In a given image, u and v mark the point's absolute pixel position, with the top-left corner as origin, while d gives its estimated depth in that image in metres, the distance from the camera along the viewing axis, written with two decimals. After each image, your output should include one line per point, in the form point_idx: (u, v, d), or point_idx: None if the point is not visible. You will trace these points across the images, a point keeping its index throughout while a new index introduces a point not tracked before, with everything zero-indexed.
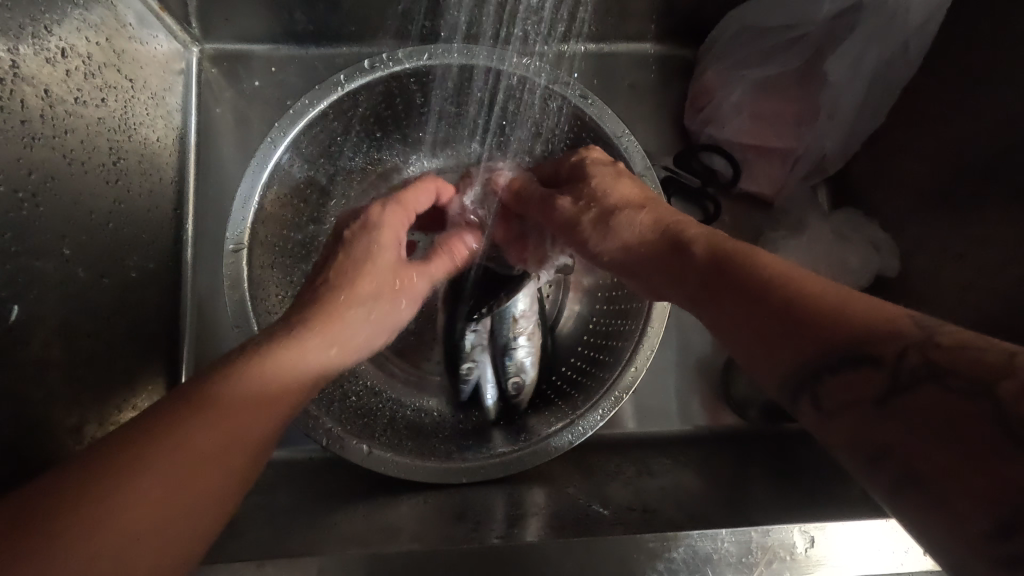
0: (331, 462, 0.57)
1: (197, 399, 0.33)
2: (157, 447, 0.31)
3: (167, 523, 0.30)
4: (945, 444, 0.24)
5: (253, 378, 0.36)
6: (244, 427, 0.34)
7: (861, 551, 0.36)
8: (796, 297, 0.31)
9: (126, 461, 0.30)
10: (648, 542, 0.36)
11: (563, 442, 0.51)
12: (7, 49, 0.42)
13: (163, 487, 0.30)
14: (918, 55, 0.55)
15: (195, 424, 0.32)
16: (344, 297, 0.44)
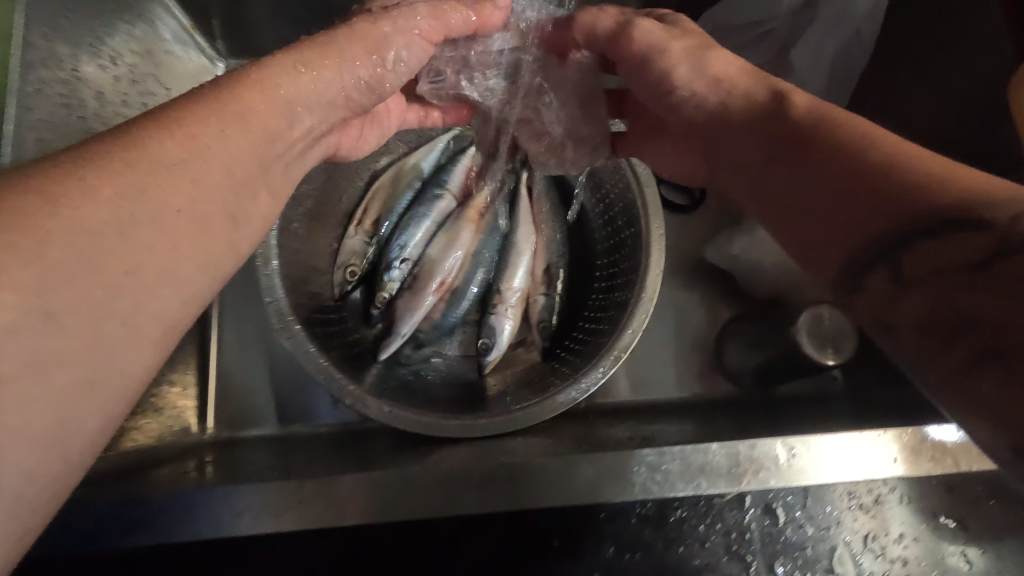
0: (355, 433, 0.62)
1: (98, 165, 0.30)
2: (18, 244, 0.27)
3: (123, 292, 0.30)
4: (892, 263, 0.31)
5: (154, 162, 0.32)
6: (173, 227, 0.32)
7: (838, 460, 0.40)
8: (824, 137, 0.35)
9: (58, 200, 0.28)
10: (647, 455, 0.41)
11: (568, 398, 0.55)
12: (70, 57, 0.49)
13: (69, 290, 0.28)
14: (871, 43, 0.61)
15: (32, 197, 0.28)
16: (301, 71, 0.40)
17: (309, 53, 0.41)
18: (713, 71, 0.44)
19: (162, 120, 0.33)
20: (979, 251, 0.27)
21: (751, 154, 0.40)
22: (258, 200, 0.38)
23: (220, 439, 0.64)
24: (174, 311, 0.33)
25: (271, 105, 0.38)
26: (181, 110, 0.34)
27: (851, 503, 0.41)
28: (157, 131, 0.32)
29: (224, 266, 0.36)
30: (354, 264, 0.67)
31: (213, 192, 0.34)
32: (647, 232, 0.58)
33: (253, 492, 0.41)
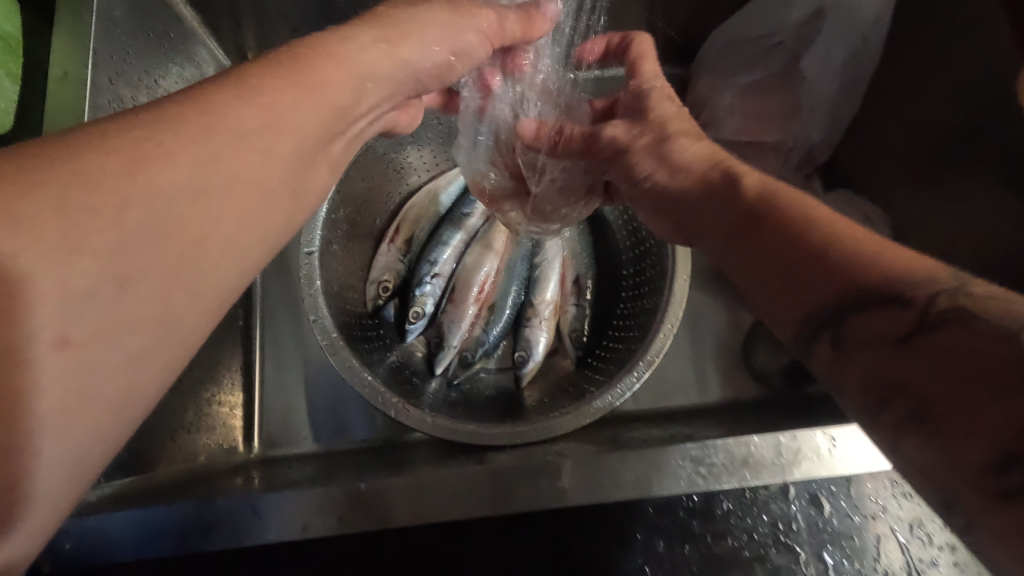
0: (396, 446, 0.64)
1: (175, 117, 0.30)
2: (97, 203, 0.26)
3: (194, 261, 0.30)
4: (837, 325, 0.31)
5: (224, 108, 0.31)
6: (243, 180, 0.32)
7: (875, 445, 0.42)
8: (772, 211, 0.36)
9: (144, 158, 0.28)
10: (690, 450, 0.42)
11: (606, 403, 0.57)
12: (131, 97, 0.53)
13: (132, 263, 0.27)
14: (878, 49, 0.63)
15: (106, 152, 0.27)
16: (382, 46, 0.40)
17: (391, 28, 0.41)
18: (696, 153, 0.46)
19: (234, 85, 0.33)
20: (904, 325, 0.29)
21: (715, 225, 0.41)
22: (318, 171, 0.38)
23: (266, 457, 0.66)
24: (231, 276, 0.32)
25: (342, 69, 0.37)
26: (251, 66, 0.34)
27: (895, 491, 0.45)
28: (231, 85, 0.32)
29: (273, 236, 0.35)
30: (386, 279, 0.69)
31: (281, 165, 0.34)
32: (671, 238, 0.60)
33: (306, 498, 0.43)
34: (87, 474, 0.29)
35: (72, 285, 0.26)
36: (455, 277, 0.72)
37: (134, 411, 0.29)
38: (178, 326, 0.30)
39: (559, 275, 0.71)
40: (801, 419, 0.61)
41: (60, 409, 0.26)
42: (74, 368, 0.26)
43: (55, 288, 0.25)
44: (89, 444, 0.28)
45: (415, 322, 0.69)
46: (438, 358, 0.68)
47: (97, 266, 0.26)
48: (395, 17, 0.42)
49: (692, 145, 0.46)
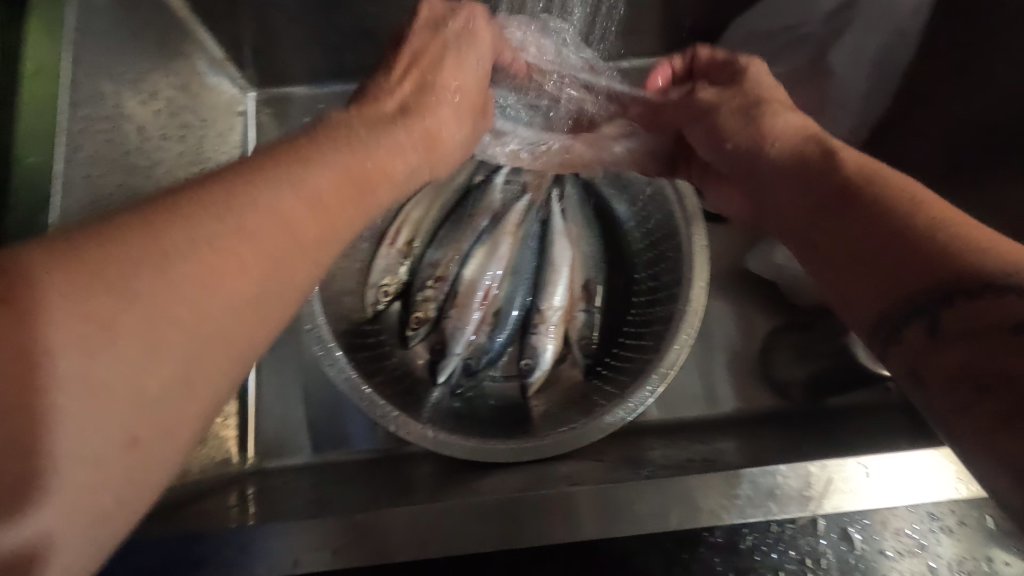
0: (398, 461, 0.62)
1: (175, 207, 0.27)
2: (118, 255, 0.25)
3: (203, 361, 0.27)
4: (931, 314, 0.29)
5: (242, 204, 0.29)
6: (233, 264, 0.27)
7: (910, 480, 0.41)
8: (874, 188, 0.35)
9: (149, 257, 0.25)
10: (712, 479, 0.42)
11: (617, 418, 0.54)
12: (114, 93, 0.50)
13: (171, 289, 0.25)
14: (912, 42, 0.59)
15: (123, 245, 0.25)
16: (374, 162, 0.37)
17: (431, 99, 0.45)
18: (796, 124, 0.44)
19: (286, 159, 0.32)
20: (1013, 313, 0.27)
21: (794, 203, 0.39)
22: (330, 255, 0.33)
23: (261, 469, 0.64)
24: (237, 373, 0.29)
25: (376, 161, 0.37)
26: (285, 155, 0.33)
27: (933, 525, 0.43)
28: (269, 171, 0.31)
29: (283, 310, 0.30)
30: (387, 284, 0.67)
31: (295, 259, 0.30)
32: (689, 243, 0.57)
33: (306, 527, 0.42)
34: (119, 497, 0.25)
35: (116, 289, 0.24)
36: (458, 282, 0.69)
37: (170, 436, 0.26)
38: (223, 346, 0.27)
39: (568, 279, 0.68)
40: (822, 434, 0.58)
41: (91, 416, 0.24)
42: (107, 375, 0.24)
43: (76, 289, 0.24)
44: (122, 461, 0.25)
45: (416, 328, 0.68)
46: (441, 366, 0.65)
47: (125, 291, 0.24)
48: (436, 110, 0.45)
49: (789, 115, 0.44)
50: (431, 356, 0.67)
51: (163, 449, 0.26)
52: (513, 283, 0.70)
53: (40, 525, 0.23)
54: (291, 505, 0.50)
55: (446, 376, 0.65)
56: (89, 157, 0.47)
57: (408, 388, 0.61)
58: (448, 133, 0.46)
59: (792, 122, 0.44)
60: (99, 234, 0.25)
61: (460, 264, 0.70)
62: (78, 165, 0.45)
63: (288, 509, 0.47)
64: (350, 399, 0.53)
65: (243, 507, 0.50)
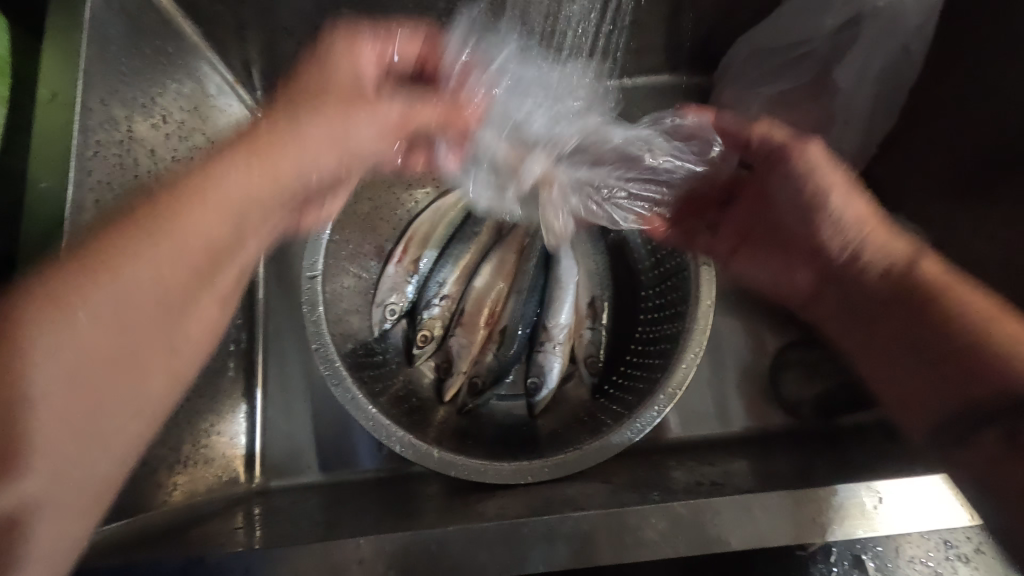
0: (403, 478, 0.62)
1: (99, 264, 0.34)
2: (78, 282, 0.33)
3: (116, 402, 0.35)
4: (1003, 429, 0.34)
5: (121, 275, 0.35)
6: (127, 320, 0.35)
7: (921, 505, 0.40)
8: (942, 297, 0.39)
9: (66, 323, 0.33)
10: (720, 506, 0.41)
11: (624, 439, 0.53)
12: (125, 118, 0.51)
13: (76, 346, 0.33)
14: (918, 60, 0.58)
15: (29, 305, 0.32)
16: (249, 162, 0.40)
17: (264, 146, 0.40)
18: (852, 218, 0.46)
19: (165, 207, 0.37)
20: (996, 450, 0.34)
21: (894, 315, 0.42)
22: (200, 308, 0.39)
23: (266, 488, 0.64)
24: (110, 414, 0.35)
25: (204, 211, 0.37)
26: (150, 211, 0.36)
27: (949, 552, 0.43)
28: (138, 238, 0.35)
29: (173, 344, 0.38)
30: (394, 302, 0.67)
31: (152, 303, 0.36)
32: (695, 263, 0.56)
33: (307, 552, 0.42)
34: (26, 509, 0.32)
35: (24, 343, 0.32)
36: (463, 302, 0.69)
37: (110, 447, 0.35)
38: (124, 379, 0.35)
39: (574, 298, 0.68)
40: (833, 455, 0.58)
41: (54, 427, 0.33)
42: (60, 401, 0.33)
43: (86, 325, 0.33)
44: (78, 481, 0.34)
45: (423, 345, 0.67)
46: (447, 385, 0.65)
47: (50, 346, 0.32)
48: (273, 144, 0.41)
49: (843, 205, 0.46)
50: (437, 375, 0.68)
51: (132, 437, 0.36)
52: (518, 300, 0.70)
53: (29, 497, 0.32)
54: (295, 527, 0.50)
55: (453, 394, 0.65)
56: (100, 181, 0.47)
57: (415, 408, 0.61)
58: (290, 127, 0.41)
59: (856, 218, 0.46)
60: (87, 263, 0.34)
61: (465, 283, 0.70)
62: (89, 190, 0.46)
63: (294, 531, 0.47)
64: (356, 420, 0.53)
65: (249, 528, 0.50)
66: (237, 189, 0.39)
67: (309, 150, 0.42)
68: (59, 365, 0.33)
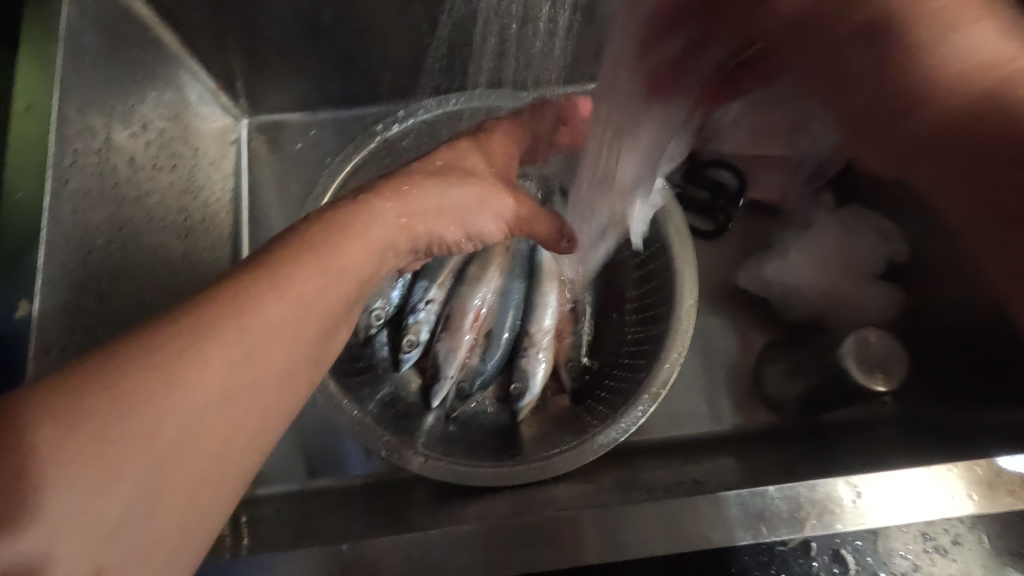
0: (391, 483, 0.62)
1: (217, 320, 0.31)
2: (183, 349, 0.30)
3: (246, 432, 0.32)
4: None
5: (270, 301, 0.33)
6: (261, 365, 0.32)
7: (900, 498, 0.41)
8: None
9: (193, 345, 0.30)
10: (701, 503, 0.42)
11: (609, 439, 0.53)
12: (103, 127, 0.51)
13: (227, 370, 0.31)
14: None
15: (206, 328, 0.31)
16: (400, 218, 0.42)
17: (411, 194, 0.43)
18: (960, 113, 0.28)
19: (302, 249, 0.36)
20: None
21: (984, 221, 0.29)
22: (337, 335, 0.38)
23: (253, 497, 0.63)
24: (212, 438, 0.30)
25: (311, 284, 0.35)
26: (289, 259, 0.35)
27: (926, 545, 0.44)
28: (282, 267, 0.35)
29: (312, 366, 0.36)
30: (379, 308, 0.67)
31: (280, 356, 0.33)
32: (676, 263, 0.57)
33: (291, 560, 0.42)
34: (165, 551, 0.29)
35: (177, 389, 0.29)
36: (449, 306, 0.69)
37: (234, 462, 0.32)
38: (268, 405, 0.33)
39: (558, 301, 0.68)
40: (817, 451, 0.58)
41: (168, 474, 0.29)
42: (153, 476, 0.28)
43: (183, 354, 0.30)
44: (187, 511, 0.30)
45: (409, 351, 0.67)
46: (434, 390, 0.65)
47: (183, 384, 0.29)
48: (419, 198, 0.43)
49: (963, 96, 0.28)
50: (423, 380, 0.68)
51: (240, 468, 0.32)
52: (504, 304, 0.70)
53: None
54: (281, 534, 0.49)
55: (440, 399, 0.65)
56: (77, 191, 0.47)
57: (402, 413, 0.61)
58: (431, 192, 0.43)
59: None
60: (231, 312, 0.32)
61: (450, 287, 0.70)
62: (66, 199, 0.46)
63: (276, 539, 0.47)
64: (341, 426, 0.53)
65: (233, 536, 0.50)
66: (383, 237, 0.40)
67: (372, 224, 0.40)
68: (230, 394, 0.31)
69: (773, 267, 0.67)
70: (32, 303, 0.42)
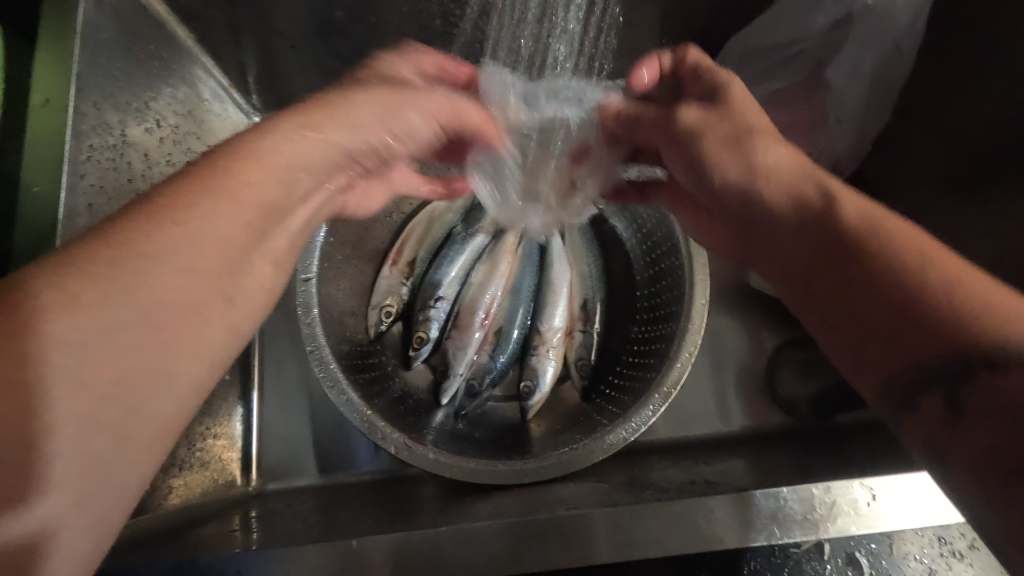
0: (400, 480, 0.62)
1: (145, 236, 0.30)
2: (107, 259, 0.28)
3: (183, 350, 0.30)
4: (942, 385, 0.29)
5: (194, 217, 0.31)
6: (191, 275, 0.31)
7: (917, 502, 0.40)
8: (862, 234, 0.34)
9: (114, 254, 0.29)
10: (713, 504, 0.41)
11: (619, 439, 0.53)
12: (119, 124, 0.51)
13: (155, 289, 0.29)
14: (909, 58, 0.57)
15: (113, 240, 0.29)
16: (305, 132, 0.37)
17: (319, 115, 0.39)
18: (778, 162, 0.40)
19: (214, 166, 0.34)
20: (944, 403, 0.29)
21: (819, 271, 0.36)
22: (256, 268, 0.35)
23: (262, 491, 0.64)
24: (142, 352, 0.29)
25: (240, 197, 0.33)
26: (209, 178, 0.33)
27: (943, 549, 0.43)
28: (202, 188, 0.32)
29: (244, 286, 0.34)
30: (390, 305, 0.67)
31: (209, 269, 0.32)
32: (689, 262, 0.56)
33: (302, 554, 0.42)
34: (118, 473, 0.29)
35: (90, 303, 0.27)
36: (459, 303, 0.69)
37: (176, 383, 0.30)
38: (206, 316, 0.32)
39: (568, 300, 0.68)
40: (830, 453, 0.58)
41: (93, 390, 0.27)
42: (94, 390, 0.27)
43: (97, 267, 0.28)
44: (135, 429, 0.29)
45: (419, 348, 0.67)
46: (444, 388, 0.65)
47: (116, 296, 0.28)
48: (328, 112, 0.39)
49: (773, 149, 0.41)
50: (433, 378, 0.68)
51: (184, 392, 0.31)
52: (514, 302, 0.70)
53: (44, 515, 0.26)
54: (291, 528, 0.49)
55: (450, 397, 0.65)
56: (93, 185, 0.48)
57: (411, 410, 0.61)
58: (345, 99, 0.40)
59: (785, 156, 0.41)
60: (155, 216, 0.30)
61: (461, 285, 0.70)
62: (82, 193, 0.46)
63: (288, 533, 0.47)
64: (351, 421, 0.53)
65: (245, 530, 0.50)
66: (294, 155, 0.37)
67: (298, 147, 0.37)
68: (160, 305, 0.29)
69: None
70: None
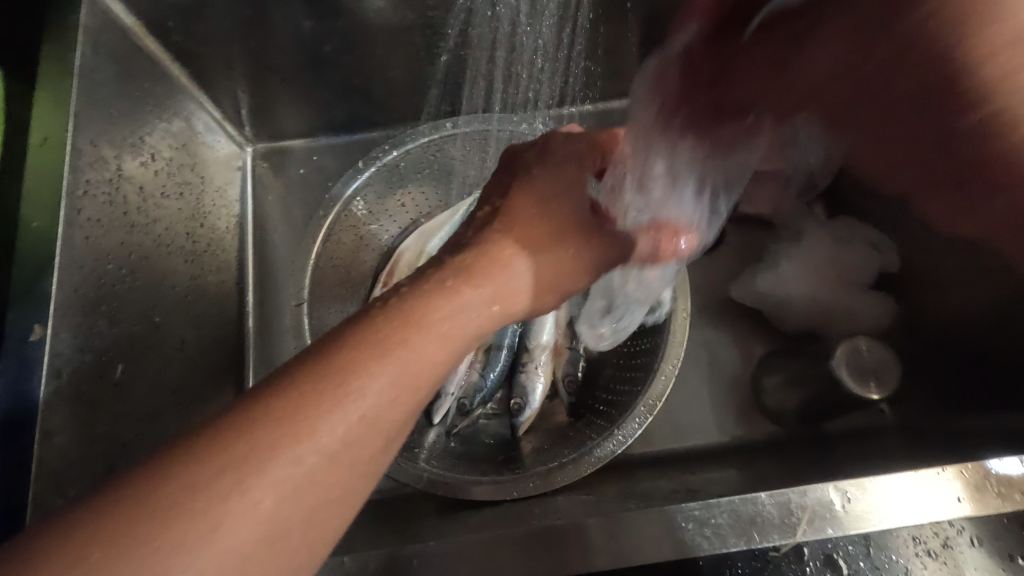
0: (395, 499, 0.63)
1: (296, 412, 0.31)
2: (286, 424, 0.31)
3: (307, 536, 0.31)
4: None
5: (356, 392, 0.32)
6: (325, 485, 0.31)
7: (889, 499, 0.42)
8: None
9: (281, 428, 0.30)
10: (695, 509, 0.43)
11: (607, 451, 0.54)
12: (115, 159, 0.53)
13: (294, 485, 0.30)
14: None
15: (292, 396, 0.31)
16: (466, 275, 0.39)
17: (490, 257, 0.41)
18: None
19: (363, 341, 0.34)
20: None
21: None
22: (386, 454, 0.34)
23: None
24: (263, 537, 0.29)
25: (379, 383, 0.33)
26: (370, 362, 0.33)
27: (918, 549, 0.45)
28: (347, 373, 0.33)
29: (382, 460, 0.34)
30: None
31: (344, 467, 0.32)
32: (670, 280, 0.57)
33: None
34: None
35: (227, 495, 0.28)
36: None
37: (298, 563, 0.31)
38: (335, 506, 0.32)
39: (554, 319, 0.69)
40: (817, 459, 0.59)
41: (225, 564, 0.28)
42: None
43: (288, 433, 0.30)
44: None
45: None
46: (434, 408, 0.66)
47: (251, 488, 0.29)
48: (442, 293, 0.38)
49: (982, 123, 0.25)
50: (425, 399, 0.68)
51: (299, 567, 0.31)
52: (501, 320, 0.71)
53: None
54: None
55: (441, 417, 0.66)
56: (89, 219, 0.49)
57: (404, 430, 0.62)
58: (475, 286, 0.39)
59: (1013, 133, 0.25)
60: (287, 407, 0.31)
61: None
62: (79, 227, 0.48)
63: None
64: None
65: None
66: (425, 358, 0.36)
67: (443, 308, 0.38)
68: (295, 496, 0.30)
69: (766, 279, 0.69)
70: (47, 326, 0.44)
